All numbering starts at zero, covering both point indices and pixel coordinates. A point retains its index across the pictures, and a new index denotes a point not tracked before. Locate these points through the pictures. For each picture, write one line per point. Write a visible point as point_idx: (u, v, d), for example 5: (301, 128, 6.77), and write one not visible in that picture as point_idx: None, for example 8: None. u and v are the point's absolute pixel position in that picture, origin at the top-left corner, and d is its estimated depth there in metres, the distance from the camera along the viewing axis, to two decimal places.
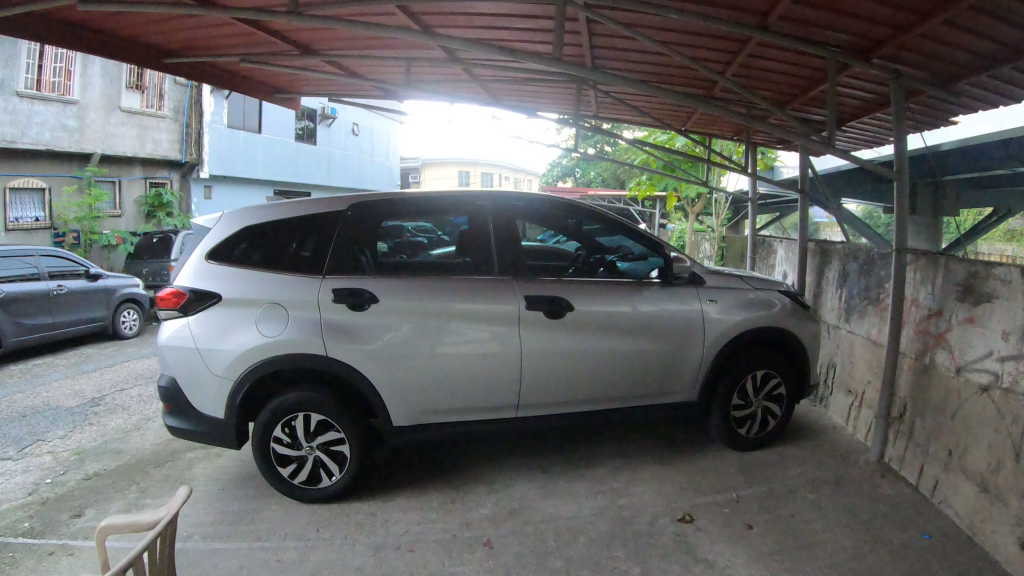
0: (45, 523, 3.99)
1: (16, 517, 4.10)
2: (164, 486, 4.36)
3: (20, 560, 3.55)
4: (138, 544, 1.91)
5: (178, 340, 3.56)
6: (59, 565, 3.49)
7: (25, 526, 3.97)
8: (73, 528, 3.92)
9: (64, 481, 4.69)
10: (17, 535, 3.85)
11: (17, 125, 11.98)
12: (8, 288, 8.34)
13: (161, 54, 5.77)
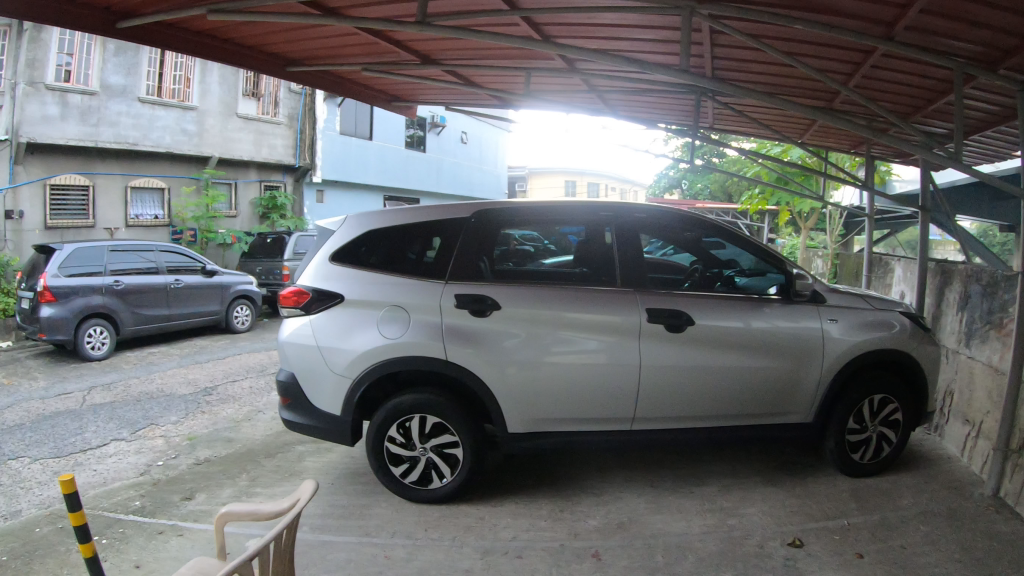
0: (157, 503, 4.22)
1: (128, 495, 4.37)
2: (274, 476, 4.53)
3: (131, 537, 3.76)
4: (283, 522, 2.04)
5: (300, 336, 3.75)
6: (168, 544, 3.67)
7: (137, 504, 4.22)
8: (183, 510, 4.11)
9: (176, 464, 4.95)
10: (129, 512, 4.09)
11: (139, 128, 12.83)
12: (127, 280, 8.97)
13: (284, 63, 6.03)
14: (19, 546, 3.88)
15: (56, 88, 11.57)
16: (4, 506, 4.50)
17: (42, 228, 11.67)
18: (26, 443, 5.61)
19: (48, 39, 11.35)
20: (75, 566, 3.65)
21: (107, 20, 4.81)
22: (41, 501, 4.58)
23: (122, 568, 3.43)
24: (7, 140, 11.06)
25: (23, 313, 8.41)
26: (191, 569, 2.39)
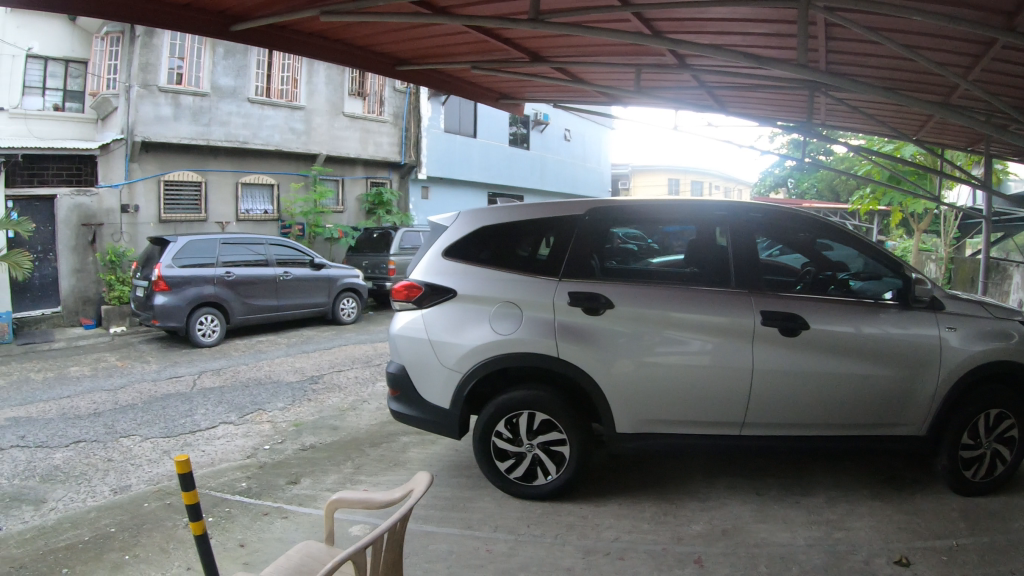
0: (263, 486, 4.40)
1: (236, 476, 4.58)
2: (378, 465, 4.65)
3: (237, 516, 3.94)
4: (404, 506, 2.10)
5: (412, 328, 3.87)
6: (273, 525, 3.82)
7: (244, 485, 4.42)
8: (288, 493, 4.28)
9: (282, 449, 5.15)
10: (236, 493, 4.29)
11: (249, 127, 13.40)
12: (239, 272, 9.40)
13: (394, 63, 6.19)
14: (132, 519, 4.13)
15: (168, 90, 12.22)
16: (118, 481, 4.81)
17: (156, 221, 12.43)
18: (140, 423, 5.98)
19: (159, 43, 12.04)
20: (181, 541, 3.84)
21: (220, 23, 4.98)
22: (151, 478, 4.87)
23: (229, 545, 3.59)
24: (125, 140, 11.82)
25: (139, 301, 9.00)
26: (299, 552, 2.47)
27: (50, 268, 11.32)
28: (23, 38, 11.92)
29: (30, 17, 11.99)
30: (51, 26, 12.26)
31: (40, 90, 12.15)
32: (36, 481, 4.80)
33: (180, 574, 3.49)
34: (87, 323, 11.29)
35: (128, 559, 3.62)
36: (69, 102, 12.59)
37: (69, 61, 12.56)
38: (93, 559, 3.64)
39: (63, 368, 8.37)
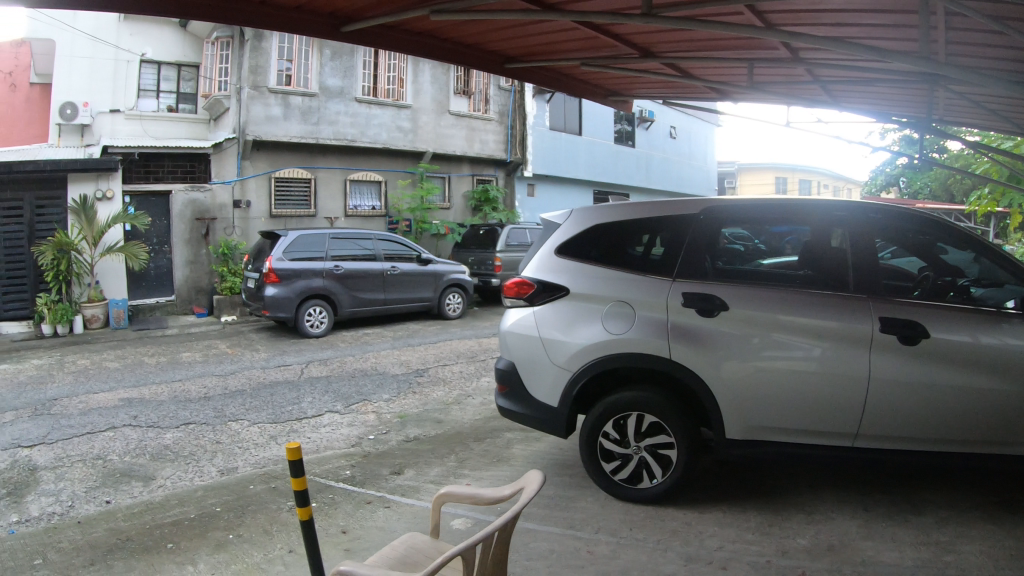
0: (367, 475, 4.52)
1: (340, 464, 4.73)
2: (481, 460, 4.69)
3: (340, 503, 4.06)
4: (518, 501, 2.08)
5: (523, 325, 3.94)
6: (375, 514, 3.91)
7: (348, 473, 4.55)
8: (390, 483, 4.37)
9: (386, 439, 5.27)
10: (340, 480, 4.42)
11: (357, 126, 13.76)
12: (348, 266, 9.69)
13: (503, 61, 6.24)
14: (238, 500, 4.33)
15: (278, 91, 12.72)
16: (225, 463, 5.04)
17: (267, 216, 13.04)
18: (249, 408, 6.25)
19: (268, 47, 12.61)
20: (284, 524, 3.98)
21: (332, 24, 5.10)
22: (256, 461, 5.07)
23: (332, 531, 3.70)
24: (237, 139, 12.46)
25: (251, 291, 9.40)
26: (403, 544, 2.51)
27: (164, 260, 12.37)
28: (137, 44, 12.75)
29: (142, 24, 12.84)
30: (163, 33, 13.07)
31: (154, 93, 13.04)
32: (147, 459, 5.10)
33: (283, 555, 3.60)
34: (199, 312, 12.10)
35: (233, 538, 3.78)
36: (183, 103, 13.45)
37: (182, 65, 13.38)
38: (199, 536, 3.82)
39: (177, 353, 8.86)
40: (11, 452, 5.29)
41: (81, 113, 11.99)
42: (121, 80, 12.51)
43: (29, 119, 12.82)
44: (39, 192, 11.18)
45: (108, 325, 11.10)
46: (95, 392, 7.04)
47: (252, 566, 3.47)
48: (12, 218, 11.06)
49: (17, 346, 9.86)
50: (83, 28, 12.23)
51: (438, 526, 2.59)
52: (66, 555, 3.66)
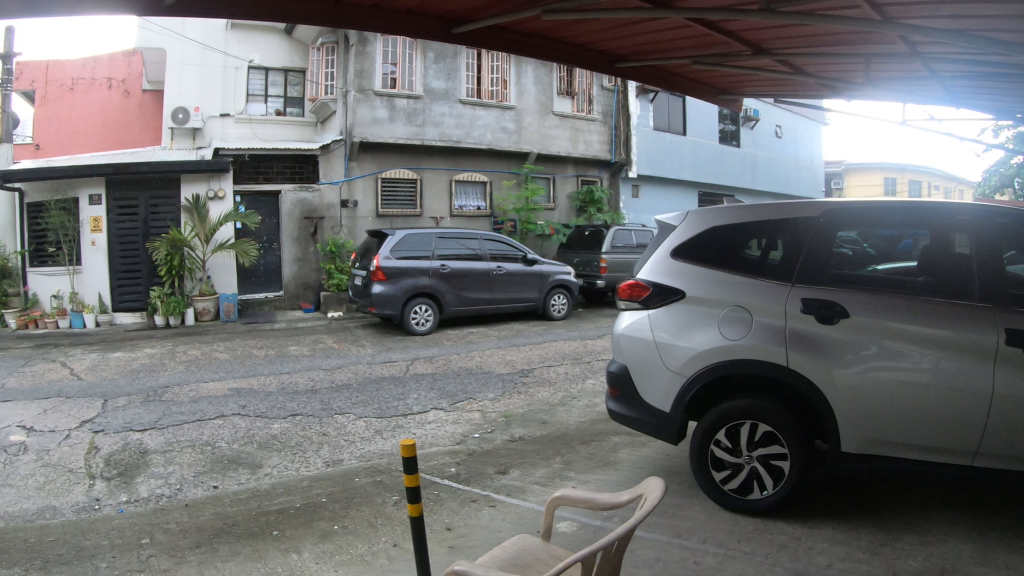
0: (471, 473, 4.56)
1: (446, 460, 4.81)
2: (587, 463, 4.65)
3: (446, 500, 4.11)
4: (637, 512, 2.06)
5: (638, 328, 3.90)
6: (480, 512, 3.94)
7: (453, 471, 4.61)
8: (496, 482, 4.40)
9: (491, 438, 5.31)
10: (447, 477, 4.49)
11: (462, 127, 13.92)
12: (454, 265, 9.84)
13: (613, 60, 6.18)
14: (343, 492, 4.45)
15: (383, 94, 12.99)
16: (331, 455, 5.19)
17: (374, 215, 13.39)
18: (356, 402, 6.42)
19: (372, 51, 12.88)
20: (389, 517, 4.05)
21: (443, 27, 5.18)
22: (362, 454, 5.20)
23: (436, 528, 3.76)
24: (343, 140, 12.82)
25: (358, 288, 9.68)
26: (514, 546, 2.50)
27: (274, 256, 13.01)
28: (245, 51, 13.39)
29: (249, 32, 13.43)
30: (269, 40, 13.59)
31: (263, 97, 13.63)
32: (255, 447, 5.31)
33: (386, 549, 3.66)
34: (307, 308, 12.55)
35: (337, 529, 3.88)
36: (290, 107, 13.94)
37: (288, 71, 13.89)
38: (304, 525, 3.95)
39: (285, 346, 9.20)
40: (127, 436, 5.63)
41: (192, 117, 12.95)
42: (230, 85, 13.26)
43: (144, 123, 14.91)
44: (152, 191, 11.91)
45: (219, 318, 11.74)
46: (207, 381, 7.40)
47: (357, 558, 3.54)
48: (128, 215, 11.88)
49: (131, 336, 10.58)
50: (192, 36, 13.13)
51: (550, 528, 2.58)
52: (173, 536, 3.86)
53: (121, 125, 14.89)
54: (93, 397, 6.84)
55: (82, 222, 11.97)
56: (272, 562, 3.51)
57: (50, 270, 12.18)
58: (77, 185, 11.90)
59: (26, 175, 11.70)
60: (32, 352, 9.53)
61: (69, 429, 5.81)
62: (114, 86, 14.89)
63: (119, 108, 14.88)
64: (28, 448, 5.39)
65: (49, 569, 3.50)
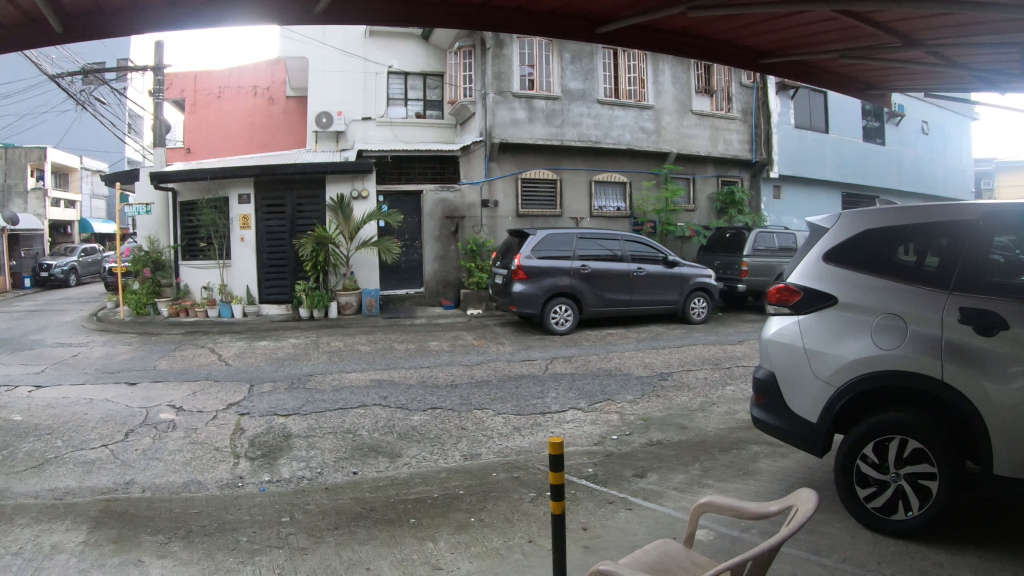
0: (609, 474, 4.57)
1: (583, 461, 4.85)
2: (726, 471, 4.53)
3: (584, 500, 4.14)
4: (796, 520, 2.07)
5: (787, 335, 3.78)
6: (617, 514, 3.93)
7: (590, 471, 4.63)
8: (634, 485, 4.37)
9: (629, 441, 5.28)
10: (584, 477, 4.52)
11: (600, 128, 13.87)
12: (594, 266, 9.83)
13: (757, 56, 5.97)
14: (480, 485, 4.53)
15: (522, 95, 13.12)
16: (469, 448, 5.31)
17: (514, 215, 13.62)
18: (495, 398, 6.54)
19: (510, 53, 12.98)
20: (526, 513, 4.08)
21: (586, 27, 5.18)
22: (500, 450, 5.28)
23: (573, 527, 3.78)
24: (484, 141, 13.06)
25: (498, 287, 9.87)
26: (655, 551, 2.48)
27: (416, 254, 13.43)
28: (384, 57, 13.91)
29: (388, 38, 13.94)
30: (407, 46, 14.05)
31: (402, 101, 14.13)
32: (395, 437, 5.51)
33: (522, 544, 3.69)
34: (446, 305, 12.90)
35: (474, 521, 3.96)
36: (429, 110, 14.36)
37: (427, 75, 14.29)
38: (442, 515, 4.06)
39: (425, 341, 9.49)
40: (272, 420, 5.99)
41: (335, 121, 13.61)
42: (370, 90, 13.84)
43: (288, 127, 15.93)
44: (298, 192, 12.66)
45: (361, 312, 12.25)
46: (350, 371, 7.77)
47: (492, 551, 3.60)
48: (275, 214, 12.66)
49: (278, 325, 11.28)
50: (332, 43, 13.68)
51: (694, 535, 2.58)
52: (312, 516, 4.07)
53: (267, 130, 15.94)
54: (243, 382, 7.33)
55: (231, 220, 12.74)
56: (409, 548, 3.63)
57: (200, 263, 13.04)
58: (227, 185, 12.67)
59: (180, 175, 12.47)
60: (185, 338, 10.31)
61: (219, 411, 6.26)
62: (259, 93, 15.95)
63: (264, 113, 15.92)
64: (178, 426, 5.84)
65: (193, 539, 3.79)
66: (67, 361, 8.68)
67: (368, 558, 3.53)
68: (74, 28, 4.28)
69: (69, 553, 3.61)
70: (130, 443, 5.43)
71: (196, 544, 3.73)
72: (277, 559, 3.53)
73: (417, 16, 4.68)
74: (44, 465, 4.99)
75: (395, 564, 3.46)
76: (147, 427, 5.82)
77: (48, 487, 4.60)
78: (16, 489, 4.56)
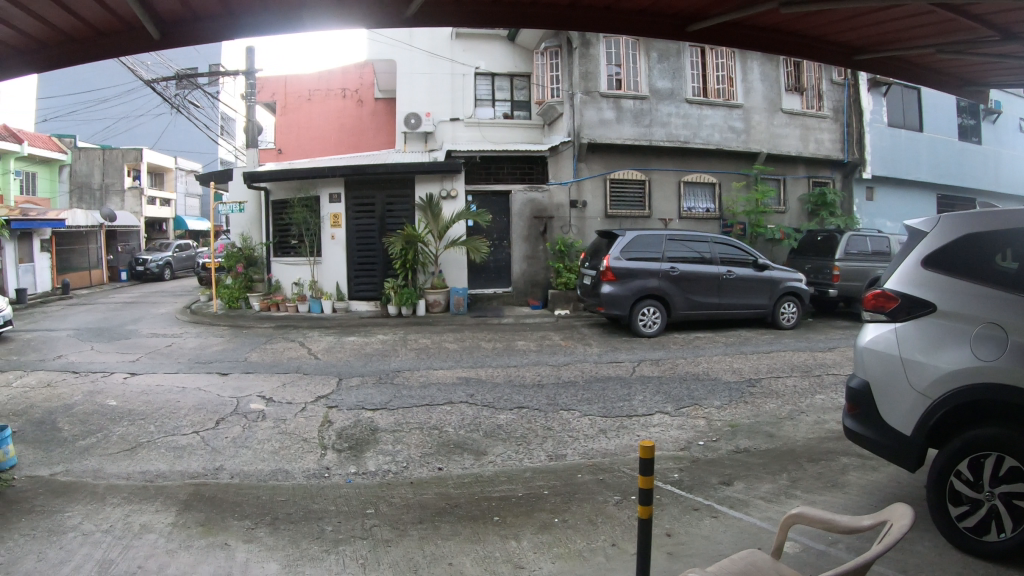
0: (695, 481, 4.52)
1: (670, 466, 4.81)
2: (814, 483, 4.40)
3: (669, 506, 4.10)
4: (894, 530, 2.27)
5: (883, 342, 3.63)
6: (702, 522, 3.87)
7: (676, 477, 4.60)
8: (720, 493, 4.30)
9: (716, 447, 5.21)
10: (669, 483, 4.49)
11: (689, 128, 13.64)
12: (683, 268, 9.69)
13: (850, 53, 5.76)
14: (566, 486, 4.54)
15: (610, 95, 13.05)
16: (554, 449, 5.32)
17: (603, 216, 13.58)
18: (581, 399, 6.54)
19: (597, 53, 12.97)
20: (609, 516, 4.04)
21: (677, 25, 5.10)
22: (585, 451, 5.27)
23: (656, 533, 3.75)
24: (572, 142, 13.00)
25: (587, 287, 9.88)
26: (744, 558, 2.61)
27: (504, 254, 13.54)
28: (471, 58, 14.05)
29: (476, 40, 14.08)
30: (493, 47, 14.15)
31: (490, 102, 14.24)
32: (481, 435, 5.58)
33: (605, 547, 3.66)
34: (534, 305, 12.97)
35: (558, 522, 3.97)
36: (517, 110, 14.47)
37: (514, 75, 14.40)
38: (526, 514, 4.09)
39: (513, 341, 9.58)
40: (360, 413, 6.16)
41: (423, 122, 13.83)
42: (458, 91, 14.03)
43: (377, 128, 16.34)
44: (388, 191, 12.96)
45: (450, 310, 12.46)
46: (437, 368, 7.91)
47: (574, 552, 3.59)
48: (366, 212, 12.98)
49: (367, 322, 11.59)
50: (420, 45, 13.88)
51: (783, 547, 2.73)
52: (396, 509, 4.17)
53: (357, 131, 16.39)
54: (332, 375, 7.56)
55: (323, 218, 13.10)
56: (492, 546, 3.67)
57: (292, 260, 13.47)
58: (318, 185, 13.04)
59: (274, 175, 12.89)
60: (276, 332, 10.69)
61: (308, 403, 6.48)
62: (348, 95, 16.40)
63: (354, 115, 16.37)
64: (267, 416, 6.08)
65: (278, 525, 3.93)
66: (161, 351, 9.13)
67: (451, 553, 3.59)
68: (171, 35, 4.51)
69: (157, 533, 3.80)
70: (220, 431, 5.67)
71: (280, 530, 3.88)
72: (361, 550, 3.63)
73: (496, 18, 4.72)
74: (137, 448, 5.28)
75: (477, 561, 3.51)
76: (237, 416, 6.08)
77: (140, 469, 4.86)
78: (110, 471, 4.84)
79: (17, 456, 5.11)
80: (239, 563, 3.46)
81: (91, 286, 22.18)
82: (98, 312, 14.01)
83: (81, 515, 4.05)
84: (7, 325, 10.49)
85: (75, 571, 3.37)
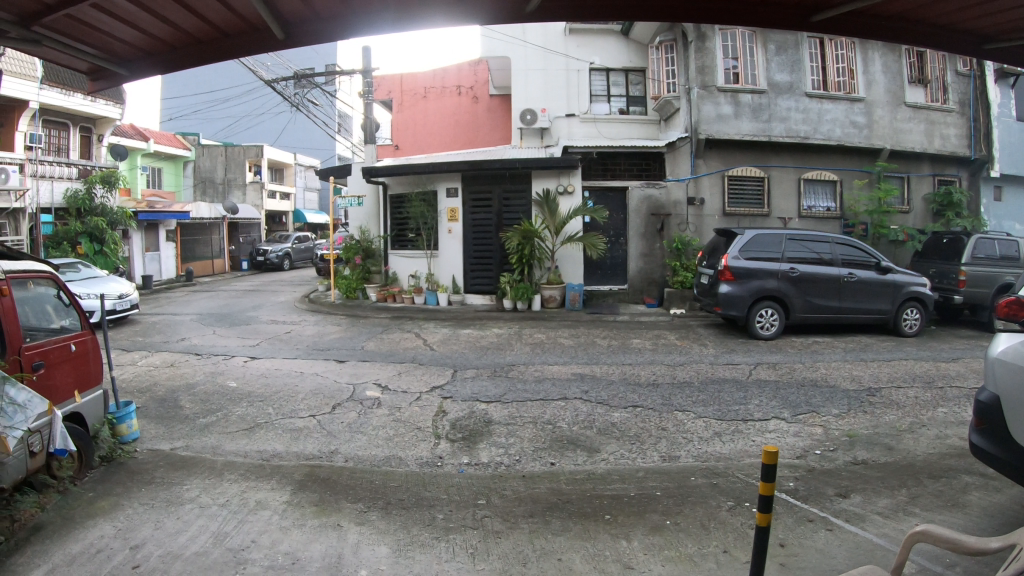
0: (810, 491, 4.36)
1: (786, 475, 4.66)
2: (935, 501, 4.15)
3: (784, 516, 3.97)
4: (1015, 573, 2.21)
5: (1015, 354, 3.39)
6: (817, 534, 3.73)
7: (791, 486, 4.45)
8: (836, 506, 4.12)
9: (833, 457, 5.01)
10: (785, 492, 4.35)
11: (809, 122, 13.09)
12: (803, 269, 9.33)
13: (979, 40, 5.34)
14: (679, 489, 4.47)
15: (727, 89, 12.72)
16: (668, 450, 5.25)
17: (720, 214, 13.24)
18: (696, 401, 6.42)
19: (713, 46, 12.67)
20: (723, 522, 3.95)
21: (799, 15, 4.90)
22: (699, 454, 5.17)
23: (770, 542, 3.64)
24: (688, 138, 12.75)
25: (704, 287, 9.68)
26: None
27: (621, 251, 13.48)
28: (586, 53, 13.97)
29: (589, 36, 13.99)
30: (608, 42, 14.05)
31: (606, 97, 14.18)
32: (595, 432, 5.58)
33: (716, 554, 3.58)
34: (649, 303, 12.83)
35: (669, 524, 3.92)
36: (632, 106, 14.33)
37: (628, 71, 14.26)
38: (638, 514, 4.06)
39: (628, 338, 9.51)
40: (474, 404, 6.28)
41: (539, 118, 13.78)
42: (572, 86, 13.96)
43: (494, 126, 16.51)
44: (505, 186, 13.09)
45: (565, 305, 12.54)
46: (551, 363, 7.96)
47: (686, 556, 3.54)
48: (483, 207, 13.17)
49: (481, 315, 11.77)
50: (533, 41, 13.83)
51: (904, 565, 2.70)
52: (508, 502, 4.22)
53: (472, 129, 16.59)
54: (445, 366, 7.74)
55: (440, 213, 13.38)
56: (602, 544, 3.66)
57: (410, 253, 13.82)
58: (436, 180, 13.31)
59: (392, 170, 13.27)
60: (392, 322, 11.03)
61: (423, 392, 6.65)
62: (463, 92, 16.56)
63: (469, 113, 16.54)
64: (382, 403, 6.29)
65: (390, 510, 4.07)
66: (280, 337, 9.60)
67: (561, 549, 3.61)
68: (293, 35, 4.74)
69: (272, 510, 4.01)
70: (336, 416, 5.92)
71: (392, 515, 4.00)
72: (471, 540, 3.70)
73: (596, 12, 4.69)
74: (255, 428, 5.58)
75: (587, 558, 3.51)
76: (354, 402, 6.33)
77: (257, 448, 5.13)
78: (228, 448, 5.14)
79: (142, 431, 5.49)
80: (351, 544, 3.60)
81: (214, 274, 23.62)
82: (221, 299, 14.83)
83: (199, 488, 4.32)
84: (135, 309, 11.26)
85: (195, 542, 3.60)
